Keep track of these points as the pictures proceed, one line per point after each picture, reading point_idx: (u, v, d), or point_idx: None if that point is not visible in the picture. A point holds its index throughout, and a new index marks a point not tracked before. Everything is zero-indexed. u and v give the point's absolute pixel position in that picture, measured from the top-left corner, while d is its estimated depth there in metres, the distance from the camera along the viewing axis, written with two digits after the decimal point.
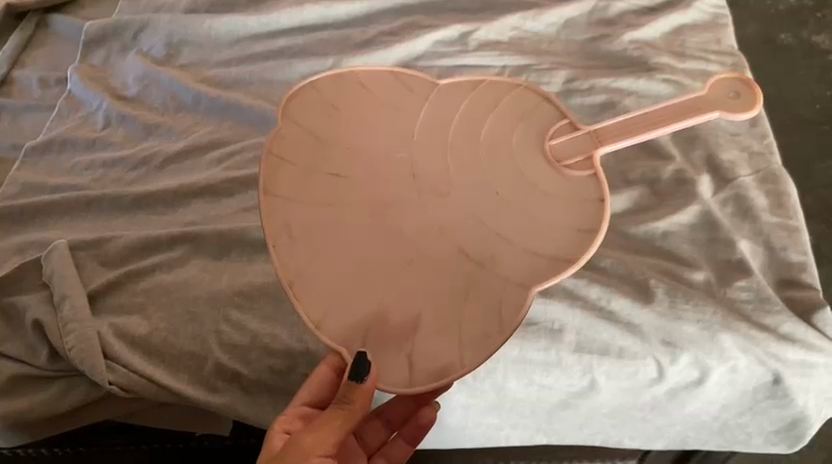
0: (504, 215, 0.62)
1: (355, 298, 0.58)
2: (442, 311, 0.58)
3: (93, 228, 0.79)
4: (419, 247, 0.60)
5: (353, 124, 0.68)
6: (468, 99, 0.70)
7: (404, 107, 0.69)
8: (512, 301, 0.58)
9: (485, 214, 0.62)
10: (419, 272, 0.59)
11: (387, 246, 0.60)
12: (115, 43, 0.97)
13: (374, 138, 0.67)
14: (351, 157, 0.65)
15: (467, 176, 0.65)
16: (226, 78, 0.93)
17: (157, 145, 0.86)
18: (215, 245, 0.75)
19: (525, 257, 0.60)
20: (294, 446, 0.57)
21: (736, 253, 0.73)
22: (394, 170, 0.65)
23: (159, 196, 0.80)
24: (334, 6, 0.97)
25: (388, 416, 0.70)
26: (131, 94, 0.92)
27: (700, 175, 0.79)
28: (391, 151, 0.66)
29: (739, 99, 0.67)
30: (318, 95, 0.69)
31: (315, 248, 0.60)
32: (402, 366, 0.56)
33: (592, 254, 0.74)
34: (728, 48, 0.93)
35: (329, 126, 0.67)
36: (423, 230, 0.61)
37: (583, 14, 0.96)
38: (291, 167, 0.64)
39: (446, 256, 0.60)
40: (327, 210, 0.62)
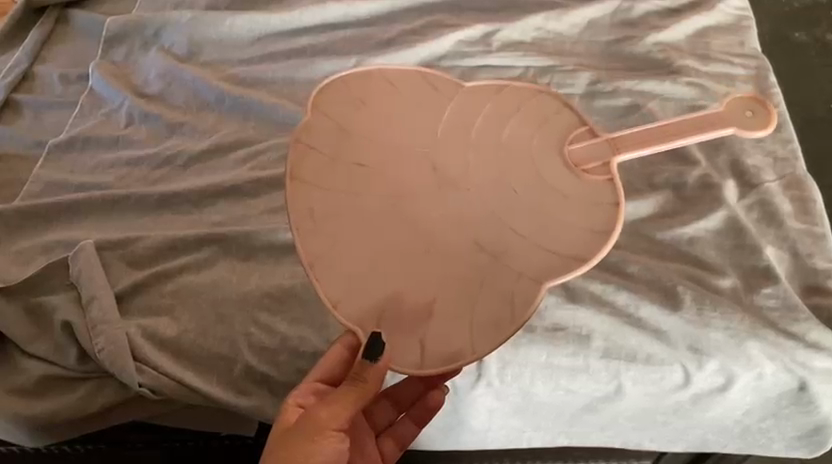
0: (519, 214, 0.63)
1: (373, 284, 0.59)
2: (456, 300, 0.59)
3: (118, 227, 0.79)
4: (436, 239, 0.61)
5: (378, 120, 0.68)
6: (492, 102, 0.70)
7: (429, 104, 0.70)
8: (523, 294, 0.59)
9: (501, 210, 0.63)
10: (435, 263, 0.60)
11: (405, 234, 0.61)
12: (135, 40, 0.96)
13: (398, 133, 0.68)
14: (372, 149, 0.66)
15: (486, 174, 0.65)
16: (248, 76, 0.92)
17: (181, 143, 0.86)
18: (241, 246, 0.75)
19: (537, 253, 0.61)
20: (308, 422, 0.59)
21: (763, 259, 0.73)
22: (415, 164, 0.66)
23: (184, 196, 0.80)
24: (356, 4, 0.97)
25: (397, 397, 0.71)
26: (153, 91, 0.91)
27: (725, 179, 0.79)
28: (413, 147, 0.67)
29: (753, 120, 0.67)
30: (349, 92, 0.70)
31: (335, 233, 0.61)
32: (415, 349, 0.57)
33: (619, 259, 0.74)
34: (752, 50, 0.92)
35: (355, 121, 0.68)
36: (440, 221, 0.62)
37: (605, 15, 0.95)
38: (317, 156, 0.66)
39: (460, 247, 0.61)
40: (346, 198, 0.63)
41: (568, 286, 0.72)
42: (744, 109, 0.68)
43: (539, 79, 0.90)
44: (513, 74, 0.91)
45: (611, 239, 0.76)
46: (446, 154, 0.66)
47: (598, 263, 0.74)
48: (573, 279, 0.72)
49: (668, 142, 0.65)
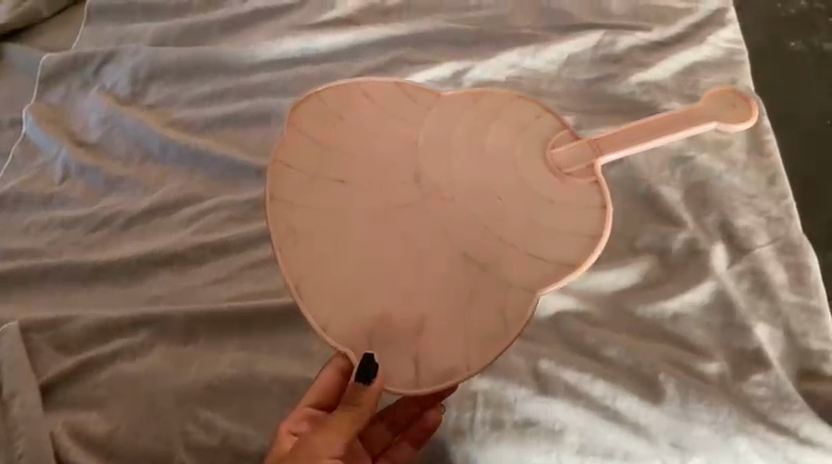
0: (507, 220, 0.61)
1: (361, 300, 0.58)
2: (445, 313, 0.58)
3: (49, 303, 0.72)
4: (423, 252, 0.60)
5: (358, 134, 0.66)
6: (472, 110, 0.68)
7: (408, 116, 0.68)
8: (515, 304, 0.58)
9: (487, 218, 0.61)
10: (424, 277, 0.59)
11: (391, 250, 0.60)
12: (75, 79, 0.88)
13: (379, 146, 0.66)
14: (355, 164, 0.64)
15: (469, 183, 0.63)
16: (196, 121, 0.84)
17: (121, 201, 0.79)
18: (181, 328, 0.68)
19: (525, 261, 0.59)
20: (301, 451, 0.53)
21: (753, 342, 0.67)
22: (398, 178, 0.64)
23: (122, 266, 0.73)
24: (315, 39, 0.89)
25: (392, 419, 0.62)
26: (92, 140, 0.83)
27: (714, 244, 0.72)
28: (395, 159, 0.65)
29: (733, 114, 0.70)
30: (324, 107, 0.68)
31: (319, 253, 0.60)
32: (406, 364, 0.56)
33: (597, 340, 0.67)
34: (743, 88, 0.85)
35: (334, 136, 0.66)
36: (426, 234, 0.61)
37: (586, 50, 0.88)
38: (298, 175, 0.64)
39: (447, 260, 0.60)
40: (330, 215, 0.62)
41: (539, 373, 0.65)
42: (723, 103, 0.71)
43: None
44: None
45: (589, 314, 0.69)
46: (429, 165, 0.64)
47: (573, 344, 0.67)
48: (545, 365, 0.65)
49: (656, 138, 0.66)
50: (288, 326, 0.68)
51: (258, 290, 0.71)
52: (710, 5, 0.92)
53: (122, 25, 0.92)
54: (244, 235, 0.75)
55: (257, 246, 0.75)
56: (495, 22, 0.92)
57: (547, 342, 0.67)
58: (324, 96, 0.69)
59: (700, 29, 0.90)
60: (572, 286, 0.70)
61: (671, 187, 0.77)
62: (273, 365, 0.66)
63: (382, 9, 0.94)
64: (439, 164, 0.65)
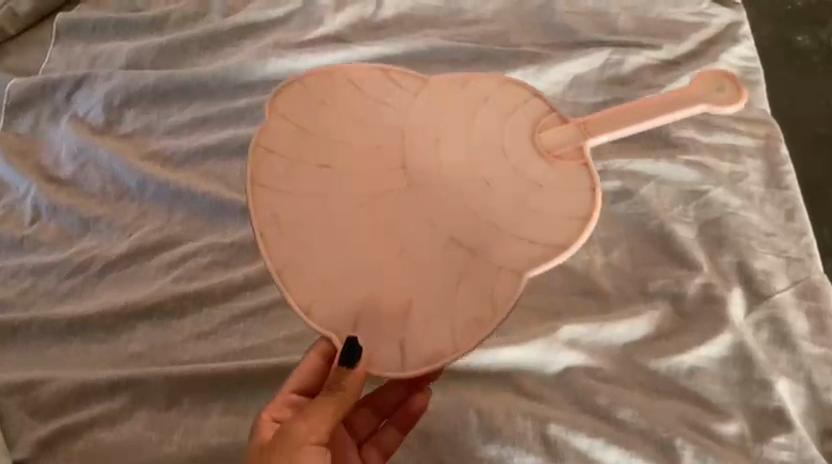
0: (498, 204, 0.55)
1: (345, 287, 0.52)
2: (435, 297, 0.52)
3: (21, 363, 0.66)
4: (410, 239, 0.53)
5: (341, 118, 0.59)
6: (460, 94, 0.61)
7: (396, 101, 0.60)
8: (507, 288, 0.52)
9: (477, 203, 0.55)
10: (411, 264, 0.53)
11: (377, 237, 0.53)
12: (44, 106, 0.82)
13: (363, 129, 0.58)
14: (337, 145, 0.57)
15: (459, 167, 0.57)
16: (176, 151, 0.78)
17: (96, 244, 0.73)
18: (162, 391, 0.63)
19: (517, 246, 0.53)
20: (283, 436, 0.48)
21: (774, 398, 0.63)
22: (383, 162, 0.57)
23: (97, 319, 0.68)
24: (303, 58, 0.83)
25: (379, 403, 0.60)
26: (64, 175, 0.78)
27: (731, 290, 0.68)
28: (380, 142, 0.58)
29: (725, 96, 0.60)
30: (309, 93, 0.60)
31: (300, 241, 0.53)
32: (392, 352, 0.50)
33: (609, 399, 0.63)
34: (759, 113, 0.80)
35: (318, 121, 0.59)
36: (413, 219, 0.54)
37: (592, 70, 0.83)
38: (281, 159, 0.56)
39: (435, 245, 0.53)
40: (311, 199, 0.55)
41: (548, 440, 0.60)
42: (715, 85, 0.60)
43: None
44: None
45: (599, 370, 0.65)
46: (416, 147, 0.57)
47: (583, 404, 0.63)
48: (555, 430, 0.60)
49: (642, 124, 0.58)
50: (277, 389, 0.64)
51: (246, 346, 0.67)
52: (723, 19, 0.86)
53: (95, 45, 0.86)
54: (229, 283, 0.70)
55: (243, 295, 0.70)
56: (494, 39, 0.86)
57: (555, 403, 0.63)
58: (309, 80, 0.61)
59: (711, 45, 0.85)
60: (580, 339, 0.66)
61: (685, 226, 0.72)
62: None
63: (373, 24, 0.88)
64: (428, 143, 0.58)
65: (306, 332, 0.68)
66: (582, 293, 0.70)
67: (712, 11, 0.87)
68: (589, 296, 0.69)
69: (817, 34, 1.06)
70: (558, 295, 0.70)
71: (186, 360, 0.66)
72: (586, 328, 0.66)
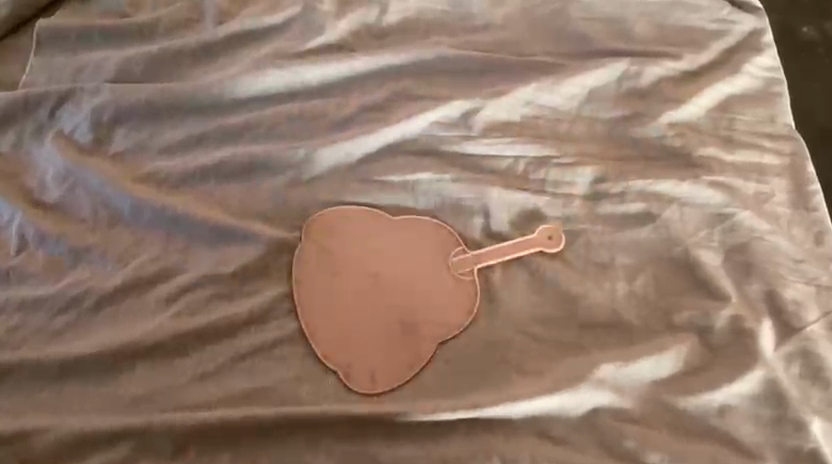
0: (445, 295, 0.68)
1: (365, 349, 0.65)
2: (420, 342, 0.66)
3: (11, 409, 0.62)
4: (395, 299, 0.68)
5: (337, 247, 0.70)
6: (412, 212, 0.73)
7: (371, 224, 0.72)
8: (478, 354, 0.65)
9: (430, 292, 0.68)
10: (400, 315, 0.67)
11: (376, 302, 0.68)
12: (27, 122, 0.77)
13: (354, 243, 0.71)
14: (333, 254, 0.70)
15: (419, 253, 0.70)
16: (171, 173, 0.74)
17: (88, 276, 0.68)
18: (166, 440, 0.60)
19: (458, 307, 0.67)
20: None
21: (808, 439, 0.60)
22: (368, 252, 0.70)
23: (93, 361, 0.63)
24: (303, 70, 0.78)
25: None
26: (51, 200, 0.73)
27: (761, 322, 0.65)
28: (365, 250, 0.70)
29: None
30: (312, 247, 0.70)
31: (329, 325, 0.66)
32: (397, 376, 0.64)
33: (638, 443, 0.60)
34: (783, 127, 0.77)
35: (325, 263, 0.70)
36: (395, 291, 0.68)
37: (610, 82, 0.78)
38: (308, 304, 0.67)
39: (401, 308, 0.67)
40: (328, 307, 0.67)
41: None
42: None
43: (532, 176, 0.74)
44: (500, 166, 0.75)
45: (626, 410, 0.62)
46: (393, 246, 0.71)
47: (610, 448, 0.60)
48: None
49: None
50: (289, 436, 0.60)
51: (253, 388, 0.63)
52: (745, 26, 0.83)
53: (80, 54, 0.81)
54: (232, 318, 0.66)
55: (247, 331, 0.66)
56: (505, 47, 0.82)
57: (581, 446, 0.60)
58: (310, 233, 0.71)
59: (732, 55, 0.81)
60: (606, 377, 0.63)
61: (710, 252, 0.69)
62: None
63: (377, 32, 0.83)
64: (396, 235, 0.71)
65: (317, 370, 0.64)
66: (604, 324, 0.66)
67: (733, 17, 0.83)
68: (612, 328, 0.66)
69: (820, 25, 1.06)
70: (581, 327, 0.66)
71: (190, 404, 0.62)
72: (613, 365, 0.63)
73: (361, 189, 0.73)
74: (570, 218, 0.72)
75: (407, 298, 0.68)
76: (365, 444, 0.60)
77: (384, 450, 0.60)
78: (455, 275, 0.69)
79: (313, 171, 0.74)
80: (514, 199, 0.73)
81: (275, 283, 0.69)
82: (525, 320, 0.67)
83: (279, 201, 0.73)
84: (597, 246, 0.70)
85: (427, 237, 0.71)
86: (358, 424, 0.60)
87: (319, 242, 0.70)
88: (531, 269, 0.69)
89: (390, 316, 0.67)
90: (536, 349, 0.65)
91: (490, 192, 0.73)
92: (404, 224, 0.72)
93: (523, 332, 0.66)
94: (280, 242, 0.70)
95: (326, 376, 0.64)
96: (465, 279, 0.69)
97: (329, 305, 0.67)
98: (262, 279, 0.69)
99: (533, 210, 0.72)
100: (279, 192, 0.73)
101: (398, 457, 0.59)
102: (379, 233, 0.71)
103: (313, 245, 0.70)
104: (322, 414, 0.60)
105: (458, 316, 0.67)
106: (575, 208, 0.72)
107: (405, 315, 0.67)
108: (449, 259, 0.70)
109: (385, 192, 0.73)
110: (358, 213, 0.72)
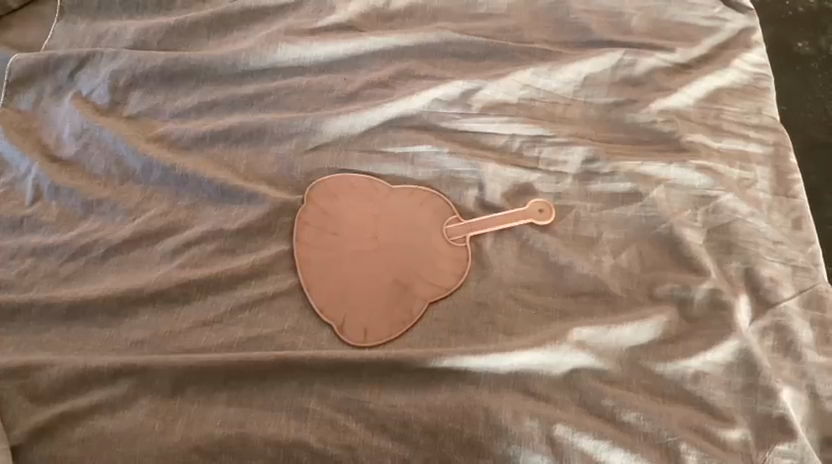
0: (439, 260, 0.71)
1: (360, 304, 0.69)
2: (412, 300, 0.69)
3: (19, 346, 0.65)
4: (391, 262, 0.71)
5: (339, 212, 0.74)
6: (413, 183, 0.76)
7: (372, 193, 0.75)
8: (468, 314, 0.68)
9: (425, 257, 0.72)
10: (395, 276, 0.70)
11: (373, 264, 0.71)
12: (47, 82, 0.81)
13: (355, 209, 0.74)
14: (336, 218, 0.73)
15: (416, 220, 0.74)
16: (183, 135, 0.77)
17: (99, 227, 0.72)
18: (166, 379, 0.63)
19: (450, 271, 0.70)
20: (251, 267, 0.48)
21: (779, 406, 0.63)
22: (369, 218, 0.74)
23: (99, 304, 0.66)
24: (314, 46, 0.82)
25: None
26: (66, 155, 0.76)
27: (738, 297, 0.68)
28: (367, 215, 0.74)
29: None
30: (316, 211, 0.73)
31: (328, 280, 0.70)
32: (389, 332, 0.67)
33: (615, 403, 0.63)
34: (769, 119, 0.80)
35: (326, 225, 0.73)
36: (391, 253, 0.72)
37: (605, 70, 0.82)
38: (308, 261, 0.70)
39: (397, 269, 0.71)
40: (328, 265, 0.70)
41: (555, 440, 0.60)
42: None
43: (527, 153, 0.78)
44: (496, 143, 0.79)
45: (605, 372, 0.65)
46: (393, 213, 0.74)
47: (589, 407, 0.63)
48: (561, 430, 0.61)
49: None
50: (284, 380, 0.63)
51: (251, 335, 0.66)
52: (736, 23, 0.87)
53: (102, 23, 0.85)
54: (235, 271, 0.69)
55: (247, 284, 0.69)
56: (506, 34, 0.86)
57: (561, 403, 0.63)
58: (315, 197, 0.74)
59: (723, 50, 0.85)
60: (588, 340, 0.66)
61: (693, 230, 0.72)
62: (266, 425, 0.61)
63: (385, 15, 0.88)
64: (396, 203, 0.75)
65: (313, 322, 0.67)
66: (589, 292, 0.69)
67: (727, 15, 0.87)
68: (597, 296, 0.69)
69: (816, 40, 1.08)
70: (567, 294, 0.69)
71: (190, 348, 0.65)
72: (594, 329, 0.66)
73: (364, 159, 0.77)
74: (561, 194, 0.75)
75: (403, 261, 0.71)
76: (355, 391, 0.63)
77: (372, 397, 0.62)
78: (448, 242, 0.72)
79: (318, 140, 0.78)
80: (507, 174, 0.76)
81: (277, 241, 0.72)
82: (514, 286, 0.70)
83: (285, 166, 0.76)
84: (586, 220, 0.74)
85: (424, 207, 0.74)
86: (350, 373, 0.63)
87: (322, 206, 0.74)
88: (522, 239, 0.73)
89: (385, 277, 0.70)
90: (523, 313, 0.68)
91: (485, 166, 0.76)
92: (403, 195, 0.75)
93: (511, 296, 0.69)
94: (283, 202, 0.73)
95: (321, 328, 0.67)
96: (458, 245, 0.72)
97: (327, 263, 0.71)
98: (265, 237, 0.72)
99: (526, 186, 0.76)
100: (285, 158, 0.77)
101: (386, 403, 0.62)
102: (380, 202, 0.74)
103: (315, 207, 0.74)
104: (317, 361, 0.63)
105: (450, 280, 0.70)
106: (566, 185, 0.76)
107: (399, 276, 0.70)
108: (443, 227, 0.73)
109: (386, 162, 0.77)
110: (362, 182, 0.76)
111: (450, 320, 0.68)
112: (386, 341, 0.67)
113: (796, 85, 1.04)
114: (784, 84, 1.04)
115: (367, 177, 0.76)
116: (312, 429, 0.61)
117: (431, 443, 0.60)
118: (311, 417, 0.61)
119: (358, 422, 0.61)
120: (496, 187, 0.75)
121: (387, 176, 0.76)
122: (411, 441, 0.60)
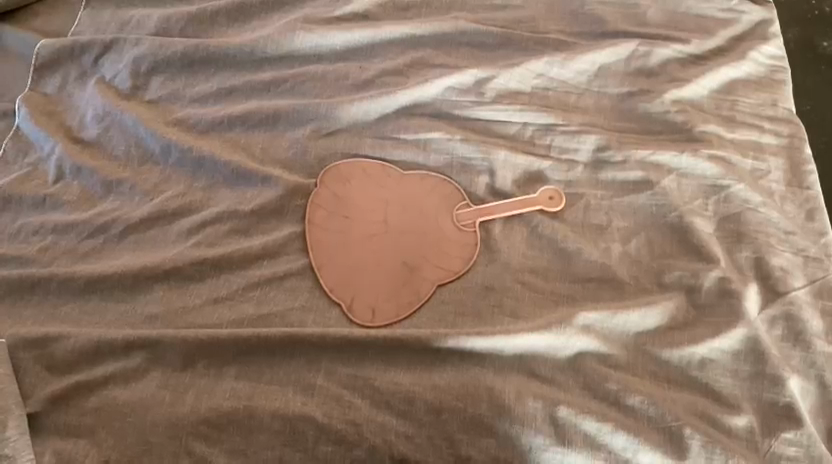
0: (448, 245, 0.72)
1: (368, 286, 0.70)
2: (418, 283, 0.70)
3: (38, 319, 0.67)
4: (400, 247, 0.72)
5: (351, 197, 0.75)
6: (425, 170, 0.77)
7: (384, 180, 0.76)
8: (474, 298, 0.68)
9: (434, 242, 0.72)
10: (404, 260, 0.71)
11: (383, 248, 0.72)
12: (72, 68, 0.83)
13: (367, 195, 0.75)
14: (347, 203, 0.75)
15: (426, 206, 0.75)
16: (200, 120, 0.79)
17: (118, 207, 0.74)
18: (177, 353, 0.64)
19: (458, 257, 0.71)
20: None
21: (786, 394, 0.62)
22: (379, 204, 0.75)
23: (114, 280, 0.68)
24: (330, 34, 0.83)
25: None
26: (88, 137, 0.78)
27: (748, 286, 0.68)
28: (379, 201, 0.75)
29: None
30: (328, 195, 0.75)
31: (337, 262, 0.71)
32: (395, 314, 0.68)
33: (619, 387, 0.63)
34: (784, 112, 0.80)
35: (338, 209, 0.74)
36: (401, 238, 0.73)
37: (618, 61, 0.83)
38: (319, 243, 0.72)
39: (406, 253, 0.72)
40: (338, 248, 0.72)
41: (558, 422, 0.61)
42: None
43: (539, 141, 0.78)
44: (509, 131, 0.79)
45: (610, 357, 0.65)
46: (404, 199, 0.75)
47: (593, 390, 0.63)
48: (564, 413, 0.61)
49: None
50: (292, 357, 0.64)
51: (261, 313, 0.67)
52: (753, 16, 0.87)
53: (126, 12, 0.88)
54: (247, 251, 0.70)
55: (258, 264, 0.70)
56: (521, 25, 0.86)
57: (565, 387, 0.63)
58: (328, 182, 0.75)
59: (739, 42, 0.85)
60: (594, 325, 0.66)
61: (704, 220, 0.72)
62: (273, 400, 0.62)
63: (402, 5, 0.89)
64: (407, 188, 0.76)
65: (322, 302, 0.68)
66: (597, 279, 0.70)
67: (744, 7, 0.88)
68: (605, 283, 0.69)
69: None
70: (575, 280, 0.70)
71: (202, 324, 0.66)
72: (601, 314, 0.66)
73: (376, 145, 0.78)
74: (572, 182, 0.76)
75: (412, 246, 0.72)
76: (361, 369, 0.64)
77: (377, 375, 0.63)
78: (457, 228, 0.73)
79: (332, 126, 0.79)
80: (518, 161, 0.76)
81: (289, 223, 0.73)
82: (522, 270, 0.70)
83: (299, 150, 0.78)
84: (596, 208, 0.74)
85: (434, 193, 0.75)
86: (356, 352, 0.64)
87: (334, 190, 0.75)
88: (531, 225, 0.73)
89: (394, 261, 0.71)
90: (531, 297, 0.68)
91: (496, 153, 0.76)
92: (415, 181, 0.76)
93: (518, 281, 0.69)
94: (296, 185, 0.74)
95: (330, 308, 0.68)
96: (468, 230, 0.73)
97: (337, 245, 0.72)
98: (277, 219, 0.73)
99: (537, 173, 0.76)
100: (300, 143, 0.78)
101: (391, 382, 0.63)
102: (391, 188, 0.76)
103: (328, 191, 0.75)
104: (324, 339, 0.64)
105: (457, 264, 0.70)
106: (577, 173, 0.76)
107: (407, 260, 0.71)
108: (453, 213, 0.74)
109: (398, 148, 0.78)
110: (374, 169, 0.77)
111: (457, 303, 0.68)
112: (392, 322, 0.68)
113: (823, 84, 1.02)
114: (809, 83, 1.02)
115: (380, 163, 0.77)
116: (318, 405, 0.62)
117: (434, 421, 0.61)
118: (318, 393, 0.62)
119: (364, 399, 0.62)
120: (507, 175, 0.76)
121: (399, 163, 0.77)
122: (415, 418, 0.61)
